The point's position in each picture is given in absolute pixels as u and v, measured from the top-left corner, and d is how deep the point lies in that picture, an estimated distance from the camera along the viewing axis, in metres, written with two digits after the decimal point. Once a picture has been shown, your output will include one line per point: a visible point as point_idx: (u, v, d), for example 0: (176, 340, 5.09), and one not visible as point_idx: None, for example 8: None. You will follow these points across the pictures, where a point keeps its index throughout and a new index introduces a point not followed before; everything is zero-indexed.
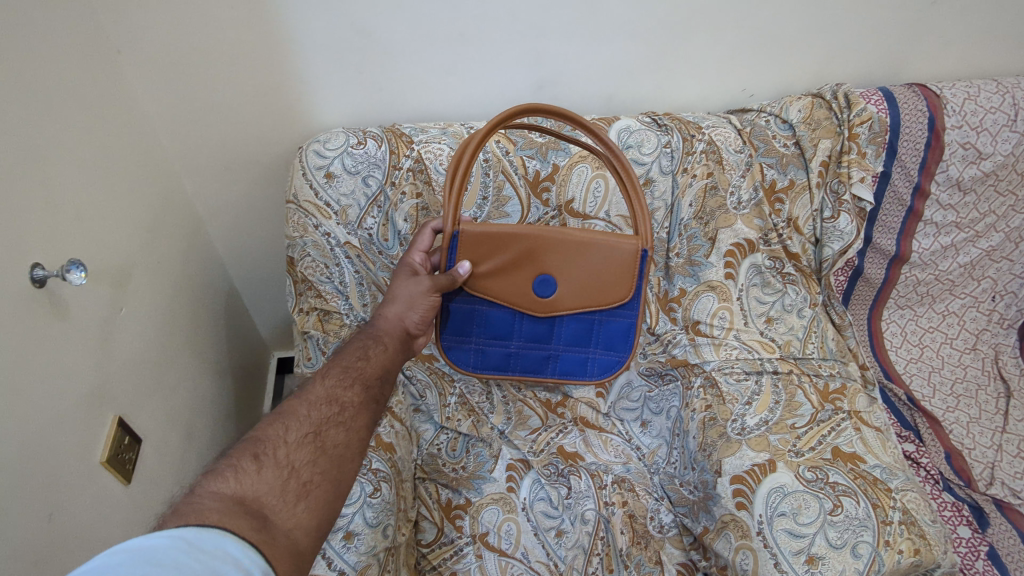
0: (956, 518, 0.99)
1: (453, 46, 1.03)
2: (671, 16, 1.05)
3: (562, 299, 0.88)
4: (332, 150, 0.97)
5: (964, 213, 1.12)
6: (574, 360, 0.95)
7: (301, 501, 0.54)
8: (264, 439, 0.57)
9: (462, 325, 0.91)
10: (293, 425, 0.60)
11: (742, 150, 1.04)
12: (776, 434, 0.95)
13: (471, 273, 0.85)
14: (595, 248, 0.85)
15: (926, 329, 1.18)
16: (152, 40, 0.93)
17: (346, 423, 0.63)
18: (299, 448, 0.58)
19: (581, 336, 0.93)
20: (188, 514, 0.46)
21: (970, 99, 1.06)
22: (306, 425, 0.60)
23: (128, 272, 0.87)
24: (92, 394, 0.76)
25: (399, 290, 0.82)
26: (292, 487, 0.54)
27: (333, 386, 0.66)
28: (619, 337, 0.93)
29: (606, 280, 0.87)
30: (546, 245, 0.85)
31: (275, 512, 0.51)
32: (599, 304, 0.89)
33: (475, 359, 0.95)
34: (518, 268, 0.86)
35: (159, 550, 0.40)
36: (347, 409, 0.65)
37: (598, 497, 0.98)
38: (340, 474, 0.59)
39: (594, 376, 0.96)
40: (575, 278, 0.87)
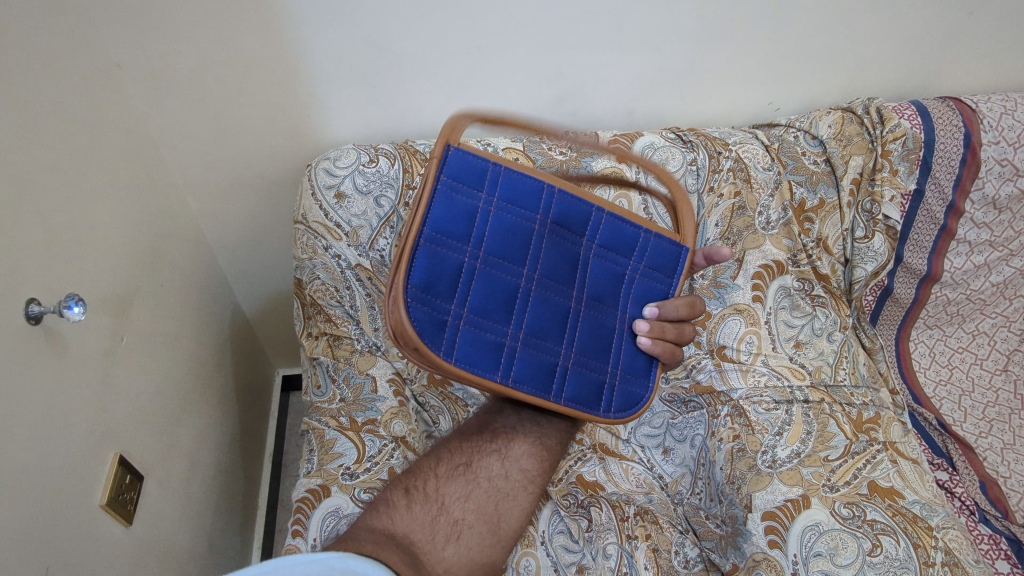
0: (993, 552, 0.93)
1: (468, 60, 0.98)
2: (697, 27, 1.00)
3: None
4: (342, 169, 0.92)
5: (998, 231, 1.07)
6: (484, 345, 0.60)
7: (450, 541, 0.62)
8: (418, 473, 0.67)
9: (629, 368, 0.70)
10: (460, 451, 0.69)
11: (770, 168, 1.02)
12: (808, 468, 0.91)
13: (661, 323, 0.71)
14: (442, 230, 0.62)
15: (956, 349, 1.12)
16: (157, 54, 0.88)
17: (497, 464, 0.69)
18: (451, 480, 0.67)
19: (487, 296, 0.61)
20: (347, 543, 0.55)
21: (1008, 113, 1.02)
22: (460, 458, 0.69)
23: (129, 300, 0.82)
24: (91, 433, 0.71)
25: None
26: (442, 526, 0.63)
27: (486, 412, 0.73)
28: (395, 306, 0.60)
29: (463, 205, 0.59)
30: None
31: (423, 552, 0.60)
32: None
33: (608, 400, 0.69)
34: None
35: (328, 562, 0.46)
36: (500, 435, 0.71)
37: (620, 530, 0.91)
38: (499, 508, 0.66)
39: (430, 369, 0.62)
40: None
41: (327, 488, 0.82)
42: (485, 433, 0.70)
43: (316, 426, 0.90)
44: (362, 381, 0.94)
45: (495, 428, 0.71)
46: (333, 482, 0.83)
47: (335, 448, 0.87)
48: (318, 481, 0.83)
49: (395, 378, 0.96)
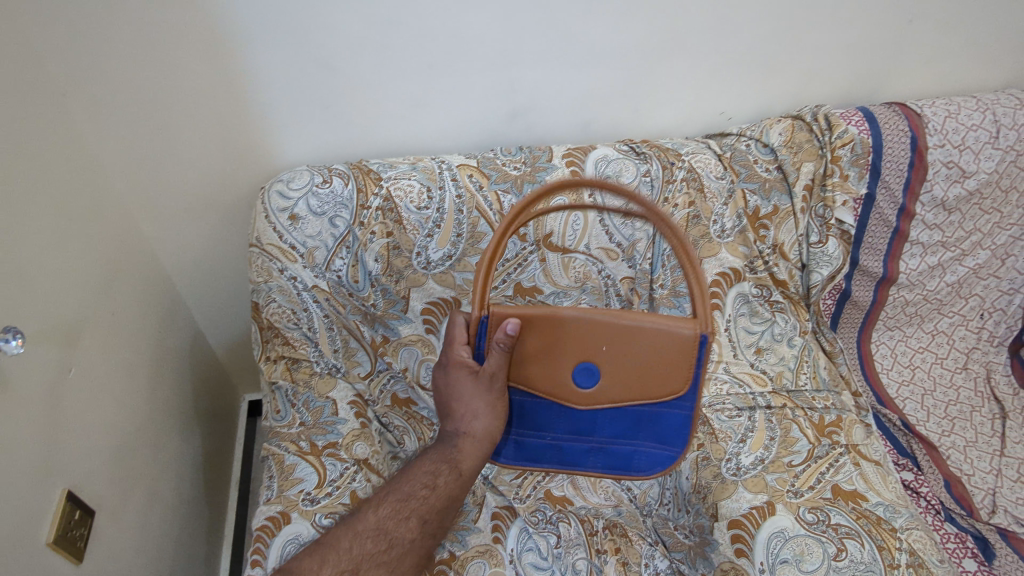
0: (960, 551, 0.91)
1: (420, 79, 0.99)
2: (646, 42, 1.02)
3: (615, 388, 0.72)
4: (296, 191, 0.92)
5: (949, 233, 1.10)
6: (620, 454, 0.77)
7: None
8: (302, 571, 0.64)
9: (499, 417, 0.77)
10: (353, 543, 0.68)
11: (723, 176, 1.03)
12: (772, 474, 0.92)
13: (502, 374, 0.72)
14: (642, 337, 0.70)
15: (917, 350, 1.14)
16: (100, 81, 0.87)
17: (392, 566, 0.68)
18: None
19: (627, 429, 0.75)
20: None
21: (951, 117, 1.05)
22: (345, 561, 0.66)
23: (78, 329, 0.81)
24: (40, 468, 0.69)
25: (420, 455, 0.75)
26: None
27: (387, 516, 0.70)
28: (676, 430, 0.74)
29: (655, 355, 0.71)
30: (584, 334, 0.71)
31: None
32: (640, 396, 0.72)
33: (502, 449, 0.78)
34: (555, 361, 0.72)
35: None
36: (395, 543, 0.69)
37: (589, 545, 0.90)
38: None
39: (643, 472, 0.77)
40: (621, 373, 0.72)
41: (288, 515, 0.80)
42: (380, 542, 0.68)
43: (276, 451, 0.88)
44: (322, 405, 0.93)
45: (393, 534, 0.69)
46: (293, 508, 0.81)
47: (296, 473, 0.85)
48: (278, 508, 0.81)
49: (356, 400, 0.95)
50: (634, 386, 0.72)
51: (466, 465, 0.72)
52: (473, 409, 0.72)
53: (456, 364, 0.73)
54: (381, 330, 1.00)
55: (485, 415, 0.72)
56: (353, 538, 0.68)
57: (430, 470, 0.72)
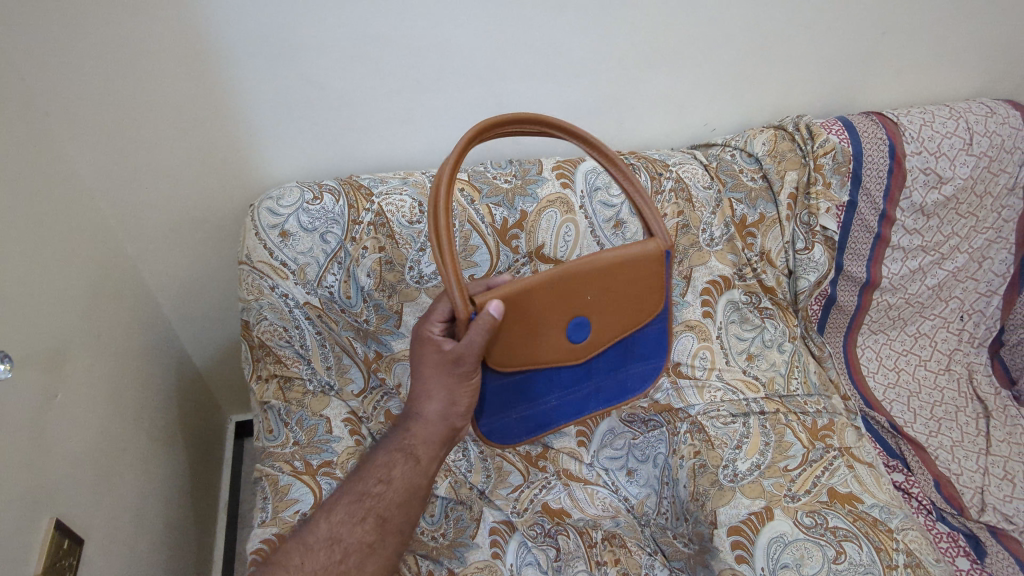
0: (953, 550, 0.92)
1: (409, 94, 0.99)
2: (630, 55, 1.04)
3: (603, 328, 0.75)
4: (286, 208, 0.91)
5: (928, 237, 1.13)
6: (613, 388, 0.81)
7: None
8: None
9: (491, 403, 0.74)
10: (306, 553, 0.63)
11: (710, 186, 1.05)
12: (769, 479, 0.93)
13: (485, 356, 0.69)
14: (621, 269, 0.72)
15: (901, 352, 1.17)
16: (85, 100, 0.86)
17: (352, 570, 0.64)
18: None
19: (617, 361, 0.80)
20: None
21: (927, 125, 1.08)
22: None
23: (63, 353, 0.79)
24: (27, 495, 0.67)
25: (374, 452, 0.71)
26: None
27: (341, 520, 0.66)
28: (654, 344, 0.82)
29: (633, 283, 0.74)
30: (569, 290, 0.70)
31: None
32: (629, 323, 0.77)
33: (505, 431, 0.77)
34: (546, 327, 0.70)
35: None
36: (353, 550, 0.65)
37: (589, 557, 0.89)
38: None
39: (639, 395, 0.84)
40: (608, 313, 0.74)
41: (282, 537, 0.78)
42: (335, 550, 0.64)
43: (269, 471, 0.86)
44: (316, 424, 0.91)
45: (350, 538, 0.65)
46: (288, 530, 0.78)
47: (290, 495, 0.83)
48: (272, 531, 0.78)
49: (350, 418, 0.93)
50: (622, 314, 0.75)
51: (422, 452, 0.69)
52: (431, 393, 0.69)
53: (424, 340, 0.68)
54: (374, 346, 0.99)
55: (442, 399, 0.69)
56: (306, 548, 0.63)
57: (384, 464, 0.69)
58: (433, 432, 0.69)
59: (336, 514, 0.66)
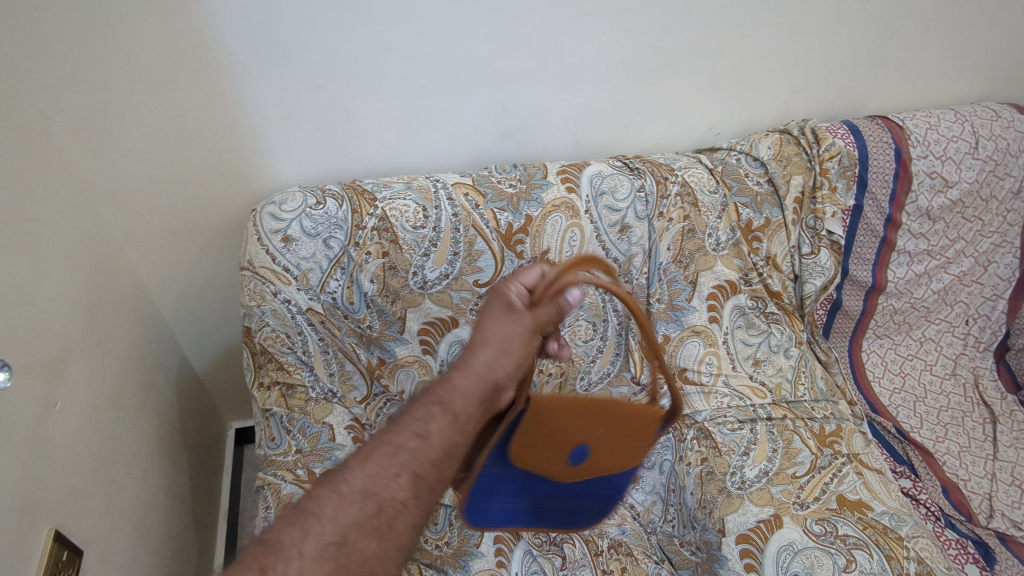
0: (962, 556, 0.92)
1: (413, 98, 0.99)
2: (636, 59, 1.03)
3: (605, 461, 0.71)
4: (289, 213, 0.90)
5: (934, 242, 1.12)
6: (577, 508, 0.78)
7: None
8: None
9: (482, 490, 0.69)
10: (314, 531, 0.41)
11: (716, 190, 1.05)
12: (777, 486, 0.92)
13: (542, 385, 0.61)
14: (629, 426, 0.68)
15: (906, 357, 1.16)
16: (87, 107, 0.85)
17: (383, 530, 0.43)
18: None
19: (591, 490, 0.75)
20: None
21: (932, 129, 1.08)
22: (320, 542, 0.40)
23: (64, 360, 0.77)
24: (27, 506, 0.66)
25: (408, 399, 0.52)
26: None
27: (373, 473, 0.45)
28: (618, 494, 0.78)
29: (626, 438, 0.70)
30: (581, 425, 0.66)
31: None
32: (608, 464, 0.72)
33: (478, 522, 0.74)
34: (550, 446, 0.67)
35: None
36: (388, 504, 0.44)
37: (595, 565, 0.88)
38: None
39: (582, 524, 0.82)
40: (602, 449, 0.70)
41: None
42: (368, 506, 0.43)
43: (272, 480, 0.85)
44: (319, 431, 0.91)
45: (378, 499, 0.44)
46: None
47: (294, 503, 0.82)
48: None
49: (353, 424, 0.93)
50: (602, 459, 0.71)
51: (461, 406, 0.52)
52: (496, 346, 0.56)
53: (499, 295, 0.60)
54: (377, 352, 0.98)
55: (507, 349, 0.56)
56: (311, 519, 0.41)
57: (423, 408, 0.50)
58: (478, 385, 0.54)
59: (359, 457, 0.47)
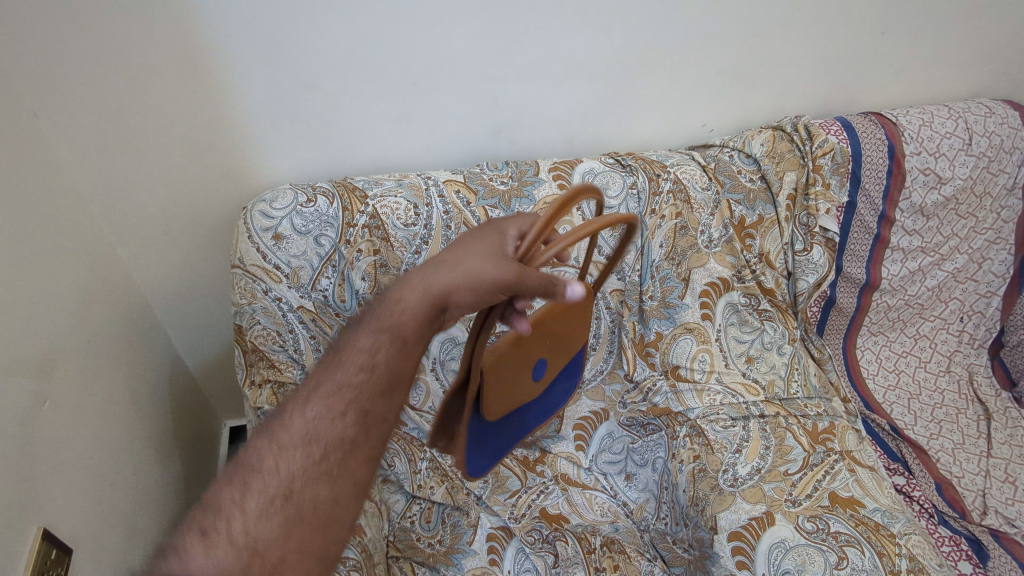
0: (955, 554, 0.91)
1: (404, 95, 0.98)
2: (628, 55, 1.03)
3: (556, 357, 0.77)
4: (279, 210, 0.89)
5: (928, 238, 1.12)
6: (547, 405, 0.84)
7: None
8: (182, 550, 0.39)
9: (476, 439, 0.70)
10: (255, 487, 0.44)
11: (708, 187, 1.04)
12: (770, 483, 0.92)
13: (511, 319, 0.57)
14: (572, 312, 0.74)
15: (901, 354, 1.17)
16: (74, 105, 0.85)
17: (330, 475, 0.46)
18: (262, 519, 0.42)
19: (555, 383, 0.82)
20: None
21: (926, 125, 1.07)
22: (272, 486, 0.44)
23: (53, 359, 0.77)
24: (15, 506, 0.65)
25: (350, 336, 0.54)
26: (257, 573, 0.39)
27: (314, 416, 0.48)
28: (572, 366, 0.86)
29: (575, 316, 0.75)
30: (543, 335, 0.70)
31: None
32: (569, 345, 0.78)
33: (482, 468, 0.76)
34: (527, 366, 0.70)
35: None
36: (350, 434, 0.48)
37: (588, 563, 0.88)
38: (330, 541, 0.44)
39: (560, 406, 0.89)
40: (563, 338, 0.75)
41: None
42: (312, 451, 0.46)
43: None
44: None
45: (321, 443, 0.46)
46: None
47: None
48: None
49: None
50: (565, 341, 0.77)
51: (412, 327, 0.52)
52: (456, 261, 0.53)
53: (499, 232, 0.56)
54: None
55: (468, 269, 0.52)
56: (254, 479, 0.44)
57: (358, 348, 0.51)
58: (431, 300, 0.52)
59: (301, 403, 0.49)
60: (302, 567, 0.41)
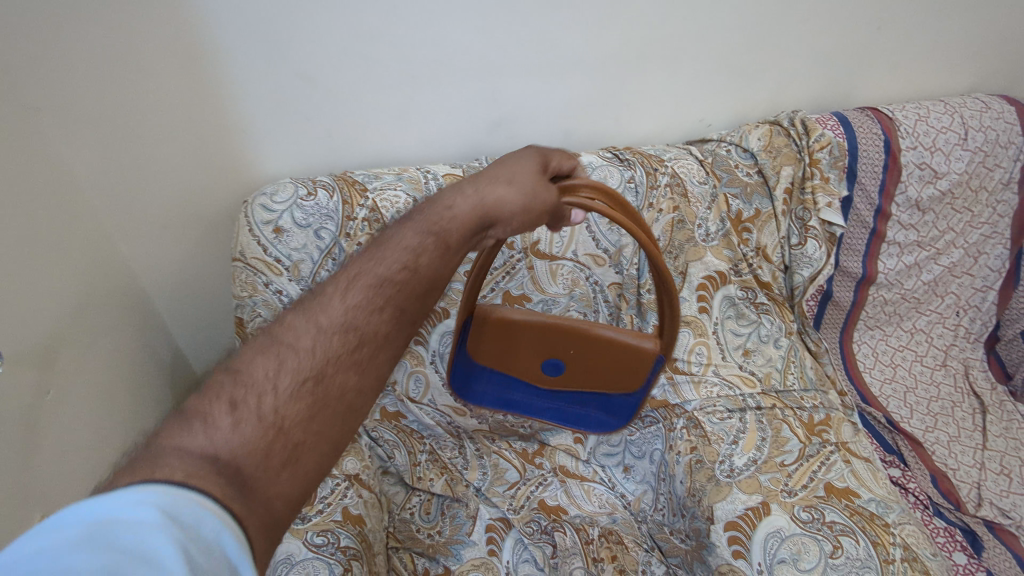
0: (950, 545, 0.92)
1: (404, 90, 0.99)
2: (626, 50, 1.03)
3: (578, 380, 0.80)
4: (280, 204, 0.90)
5: (924, 232, 1.13)
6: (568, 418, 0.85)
7: (286, 466, 0.38)
8: (205, 411, 0.37)
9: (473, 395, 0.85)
10: (292, 362, 0.42)
11: (706, 181, 1.05)
12: (766, 474, 0.92)
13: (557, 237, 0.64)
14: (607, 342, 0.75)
15: (897, 348, 1.17)
16: (75, 100, 0.85)
17: (361, 364, 0.45)
18: (294, 399, 0.40)
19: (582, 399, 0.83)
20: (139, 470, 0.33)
21: (922, 120, 1.08)
22: (305, 365, 0.42)
23: (55, 351, 0.78)
24: (18, 496, 0.66)
25: (391, 231, 0.53)
26: (277, 450, 0.38)
27: (353, 304, 0.46)
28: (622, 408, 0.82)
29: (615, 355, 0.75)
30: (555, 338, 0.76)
31: (255, 483, 0.36)
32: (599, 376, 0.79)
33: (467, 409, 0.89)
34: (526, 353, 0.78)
35: (77, 518, 0.30)
36: (382, 326, 0.47)
37: (586, 554, 0.89)
38: (345, 430, 0.43)
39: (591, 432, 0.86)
40: (590, 362, 0.78)
41: None
42: (348, 338, 0.45)
43: None
44: None
45: (358, 333, 0.45)
46: None
47: None
48: None
49: None
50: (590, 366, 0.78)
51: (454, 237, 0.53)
52: (511, 176, 0.56)
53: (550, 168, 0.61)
54: None
55: (524, 188, 0.55)
56: (290, 352, 0.42)
57: (401, 245, 0.51)
58: (479, 212, 0.54)
59: (339, 287, 0.48)
60: (321, 455, 0.40)
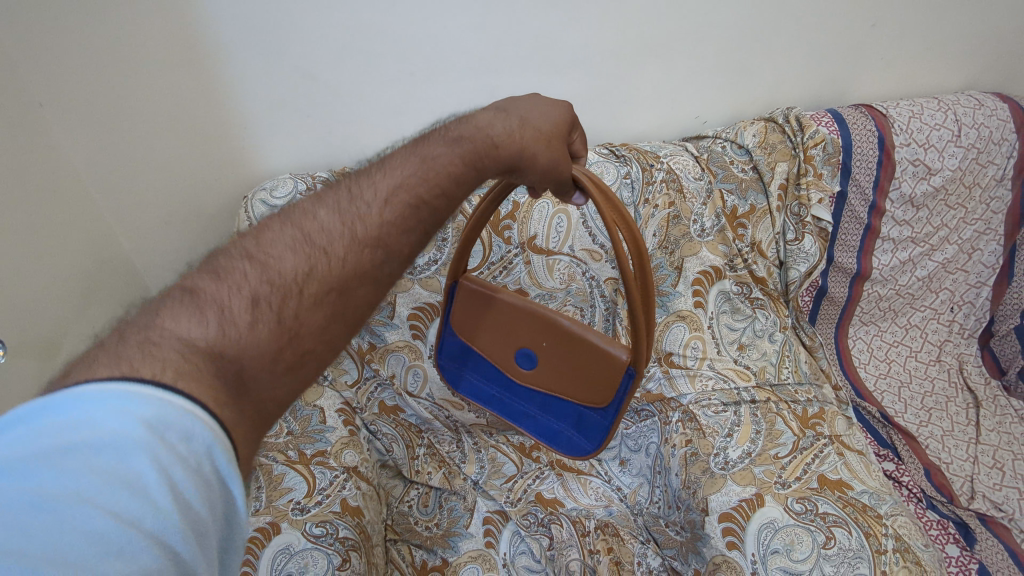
0: (942, 537, 0.93)
1: (402, 87, 1.00)
2: (622, 48, 1.04)
3: (548, 382, 0.78)
4: (279, 199, 0.91)
5: (918, 229, 1.14)
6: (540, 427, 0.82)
7: (288, 373, 0.38)
8: (223, 302, 0.36)
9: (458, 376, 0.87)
10: (319, 266, 0.40)
11: (701, 177, 1.06)
12: (759, 466, 0.93)
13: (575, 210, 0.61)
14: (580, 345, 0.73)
15: (891, 344, 1.19)
16: (76, 98, 0.86)
17: (378, 279, 0.43)
18: (313, 307, 0.39)
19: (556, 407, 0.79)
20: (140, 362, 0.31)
21: (916, 117, 1.09)
22: (330, 274, 0.40)
23: (57, 344, 0.79)
24: None
25: (430, 142, 0.50)
26: (286, 356, 0.37)
27: (386, 220, 0.44)
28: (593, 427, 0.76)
29: (588, 364, 0.72)
30: (530, 327, 0.77)
31: (256, 387, 0.36)
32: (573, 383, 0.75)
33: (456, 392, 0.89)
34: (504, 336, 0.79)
35: (53, 419, 0.28)
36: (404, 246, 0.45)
37: (582, 546, 0.90)
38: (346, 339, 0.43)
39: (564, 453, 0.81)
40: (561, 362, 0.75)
41: (278, 525, 0.77)
42: (374, 255, 0.43)
43: (264, 462, 0.86)
44: (310, 414, 0.93)
45: (383, 250, 0.43)
46: (282, 518, 0.78)
47: (284, 484, 0.83)
48: (267, 519, 0.78)
49: (345, 409, 0.96)
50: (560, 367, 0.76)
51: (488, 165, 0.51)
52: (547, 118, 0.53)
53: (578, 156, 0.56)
54: (368, 337, 0.99)
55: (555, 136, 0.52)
56: (319, 256, 0.40)
57: (445, 169, 0.48)
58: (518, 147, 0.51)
59: (372, 194, 0.45)
60: (323, 360, 0.41)
